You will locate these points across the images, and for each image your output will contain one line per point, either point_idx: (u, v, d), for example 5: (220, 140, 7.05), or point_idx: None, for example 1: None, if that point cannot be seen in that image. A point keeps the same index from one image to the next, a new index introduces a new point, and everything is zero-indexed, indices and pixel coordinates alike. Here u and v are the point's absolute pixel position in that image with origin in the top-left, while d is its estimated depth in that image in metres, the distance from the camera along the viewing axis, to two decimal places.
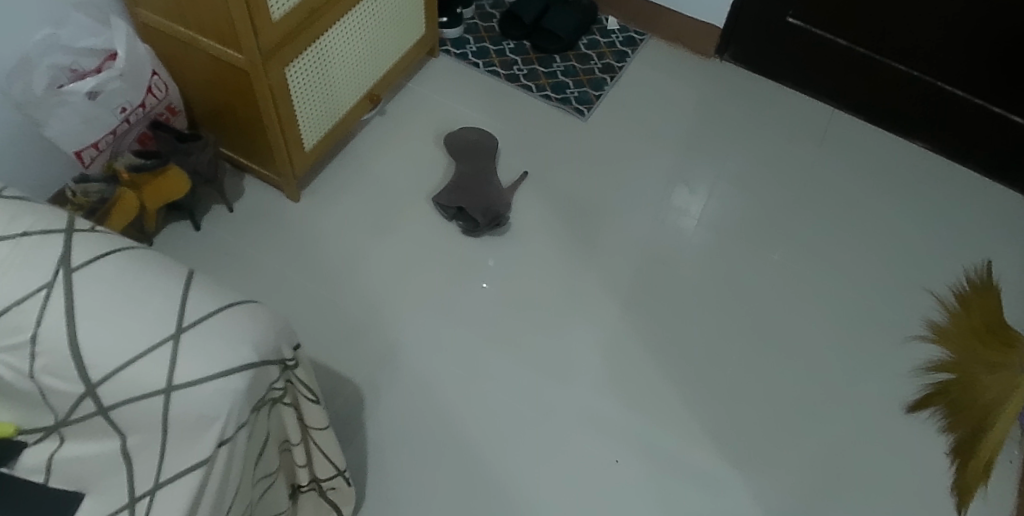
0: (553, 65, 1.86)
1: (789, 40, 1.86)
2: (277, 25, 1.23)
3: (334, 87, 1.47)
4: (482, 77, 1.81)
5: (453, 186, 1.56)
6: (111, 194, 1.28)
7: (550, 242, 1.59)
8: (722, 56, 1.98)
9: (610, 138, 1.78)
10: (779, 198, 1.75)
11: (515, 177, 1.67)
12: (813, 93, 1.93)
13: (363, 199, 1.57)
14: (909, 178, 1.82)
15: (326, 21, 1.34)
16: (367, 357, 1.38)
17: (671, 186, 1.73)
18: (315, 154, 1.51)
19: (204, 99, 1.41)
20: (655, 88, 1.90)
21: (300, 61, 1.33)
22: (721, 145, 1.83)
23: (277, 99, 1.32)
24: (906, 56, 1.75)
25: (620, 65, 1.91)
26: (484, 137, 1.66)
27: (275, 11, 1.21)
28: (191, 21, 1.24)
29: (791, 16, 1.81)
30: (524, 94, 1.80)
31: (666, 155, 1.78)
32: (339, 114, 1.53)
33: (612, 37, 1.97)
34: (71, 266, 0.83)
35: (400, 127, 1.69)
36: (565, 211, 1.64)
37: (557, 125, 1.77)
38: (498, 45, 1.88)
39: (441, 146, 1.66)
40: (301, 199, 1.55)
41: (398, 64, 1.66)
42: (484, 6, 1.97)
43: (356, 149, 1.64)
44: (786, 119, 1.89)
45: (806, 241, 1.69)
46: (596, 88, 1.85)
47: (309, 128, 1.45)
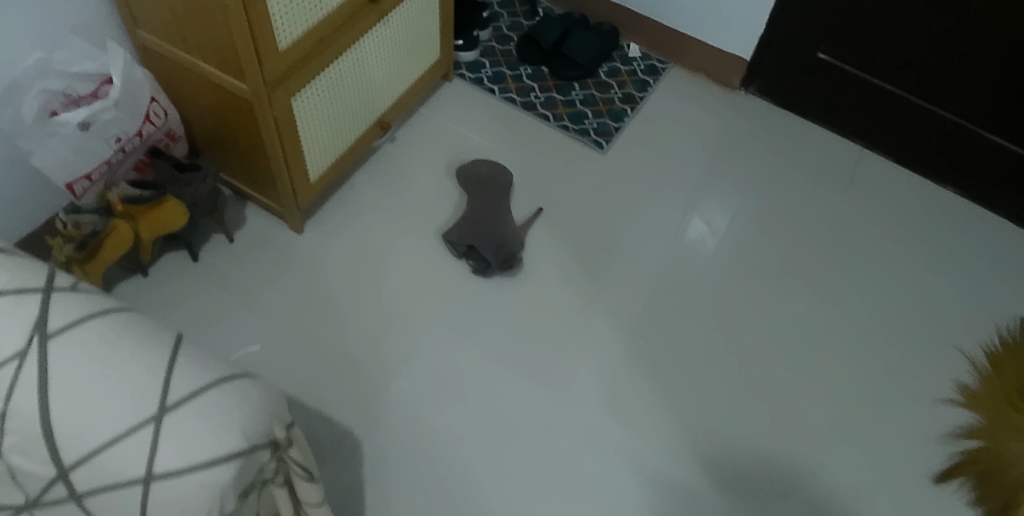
0: (572, 93, 1.78)
1: (820, 75, 1.77)
2: (283, 53, 1.15)
3: (342, 115, 1.39)
4: (498, 103, 1.73)
5: (463, 223, 1.49)
6: (103, 226, 1.21)
7: (564, 284, 1.51)
8: (747, 89, 1.90)
9: (630, 173, 1.70)
10: (804, 243, 1.67)
11: (529, 213, 1.59)
12: (842, 131, 1.85)
13: (369, 232, 1.49)
14: (939, 226, 1.73)
15: (335, 49, 1.26)
16: (366, 405, 1.30)
17: (693, 227, 1.65)
18: (322, 184, 1.44)
19: (207, 126, 1.34)
20: (678, 120, 1.81)
21: (307, 91, 1.26)
22: (745, 184, 1.74)
23: (281, 130, 1.24)
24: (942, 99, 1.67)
25: (641, 95, 1.82)
26: (497, 171, 1.57)
27: (281, 40, 1.13)
28: (193, 46, 1.17)
29: (821, 51, 1.73)
30: (540, 123, 1.72)
31: (687, 193, 1.70)
32: (347, 142, 1.45)
33: (634, 65, 1.89)
34: (46, 330, 0.76)
35: (410, 155, 1.61)
36: (580, 250, 1.56)
37: (573, 158, 1.68)
38: (515, 70, 1.80)
39: (453, 179, 1.58)
40: (305, 230, 1.48)
41: (409, 89, 1.58)
42: (501, 27, 1.88)
43: (364, 179, 1.56)
44: (813, 158, 1.81)
45: (831, 291, 1.61)
46: (615, 118, 1.76)
47: (315, 158, 1.38)
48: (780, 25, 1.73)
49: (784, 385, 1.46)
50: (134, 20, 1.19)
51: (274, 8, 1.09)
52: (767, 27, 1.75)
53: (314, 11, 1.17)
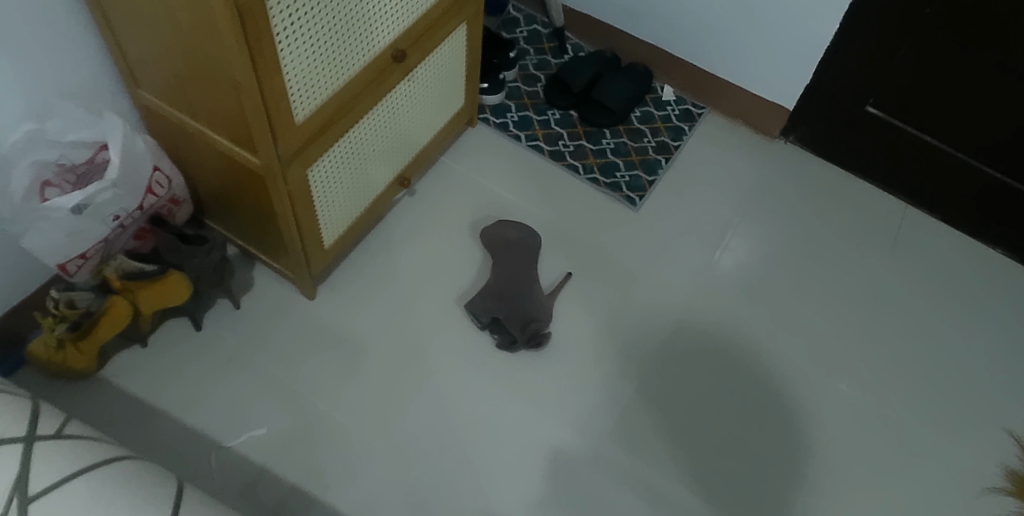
0: (603, 141, 1.67)
1: (867, 131, 1.62)
2: (301, 126, 1.04)
3: (358, 178, 1.28)
4: (523, 152, 1.62)
5: (487, 293, 1.38)
6: (98, 307, 1.12)
7: (593, 359, 1.39)
8: (787, 138, 1.76)
9: (662, 231, 1.58)
10: (851, 311, 1.54)
11: (558, 276, 1.47)
12: (885, 186, 1.71)
13: (386, 301, 1.39)
14: (990, 289, 1.59)
15: (355, 114, 1.15)
16: (372, 496, 1.19)
17: (730, 292, 1.52)
18: (335, 250, 1.33)
19: (213, 189, 1.23)
20: (714, 172, 1.69)
21: (323, 159, 1.15)
22: (785, 243, 1.62)
23: (295, 204, 1.13)
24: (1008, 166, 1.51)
25: (676, 143, 1.70)
26: (526, 236, 1.46)
27: (298, 112, 1.02)
28: (199, 114, 1.05)
29: (871, 104, 1.57)
30: (569, 175, 1.60)
31: (724, 253, 1.58)
32: (364, 204, 1.35)
33: (667, 110, 1.76)
34: (27, 493, 0.66)
35: (431, 211, 1.50)
36: (610, 321, 1.44)
37: (603, 215, 1.57)
38: (542, 114, 1.69)
39: (477, 242, 1.47)
40: (316, 296, 1.38)
41: (430, 143, 1.48)
42: (527, 65, 1.77)
43: (380, 239, 1.46)
44: (857, 212, 1.68)
45: (882, 366, 1.47)
46: (648, 171, 1.64)
47: (329, 225, 1.27)
48: (827, 77, 1.58)
49: (830, 476, 1.34)
50: (136, 80, 1.08)
51: (293, 81, 0.98)
52: (813, 78, 1.60)
53: (335, 78, 1.06)
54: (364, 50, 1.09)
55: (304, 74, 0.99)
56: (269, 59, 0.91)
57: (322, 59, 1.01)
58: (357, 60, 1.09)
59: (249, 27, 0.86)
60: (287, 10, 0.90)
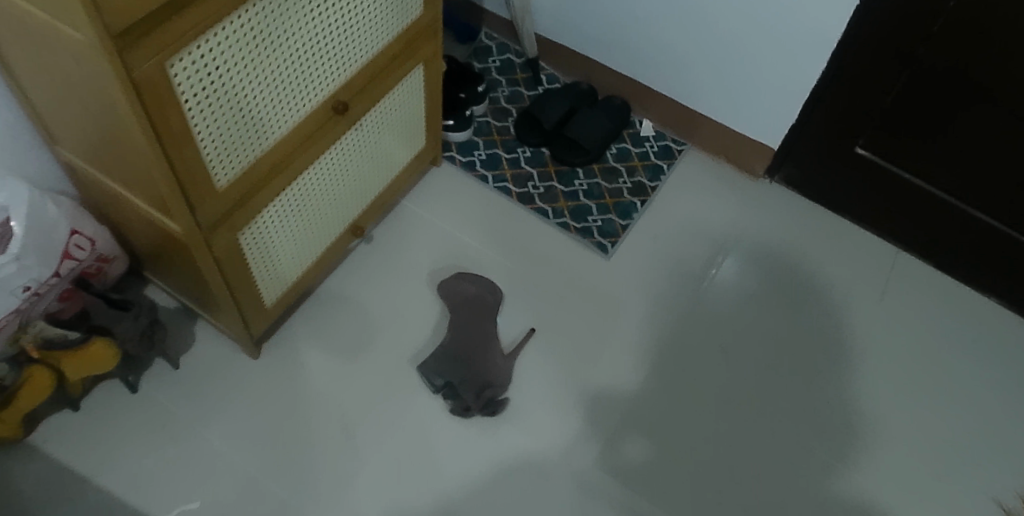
0: (575, 182, 1.58)
1: (857, 174, 1.51)
2: (224, 191, 0.96)
3: (302, 233, 1.20)
4: (490, 195, 1.54)
5: (443, 352, 1.30)
6: (16, 378, 1.06)
7: (552, 426, 1.28)
8: (773, 177, 1.65)
9: (634, 279, 1.47)
10: (839, 371, 1.40)
11: (520, 333, 1.38)
12: (877, 230, 1.59)
13: (335, 359, 1.31)
14: (989, 340, 1.46)
15: (291, 172, 1.07)
16: None
17: (705, 345, 1.41)
18: (279, 308, 1.25)
19: (146, 246, 1.16)
20: (694, 213, 1.58)
21: (257, 222, 1.07)
22: (766, 294, 1.49)
23: (224, 270, 1.06)
24: (1013, 217, 1.38)
25: (653, 184, 1.61)
26: (487, 291, 1.39)
27: (219, 180, 0.94)
28: (116, 178, 0.98)
29: (860, 145, 1.46)
30: (537, 220, 1.52)
31: (699, 304, 1.46)
32: (310, 258, 1.26)
33: (645, 146, 1.67)
34: None
35: (388, 261, 1.42)
36: (574, 382, 1.33)
37: (571, 264, 1.47)
38: (511, 152, 1.61)
39: (436, 296, 1.39)
40: (262, 353, 1.30)
41: (387, 188, 1.40)
42: (498, 98, 1.69)
43: (332, 290, 1.38)
44: (847, 255, 1.55)
45: (874, 430, 1.34)
46: (623, 215, 1.55)
47: (268, 284, 1.19)
48: (815, 116, 1.47)
49: None
50: (53, 138, 1.00)
51: (210, 147, 0.89)
52: (801, 116, 1.49)
53: (263, 138, 0.98)
54: (298, 107, 1.01)
55: (223, 139, 0.91)
56: (177, 130, 0.83)
57: (245, 121, 0.93)
58: (289, 117, 1.01)
59: (149, 99, 0.77)
60: (195, 76, 0.81)
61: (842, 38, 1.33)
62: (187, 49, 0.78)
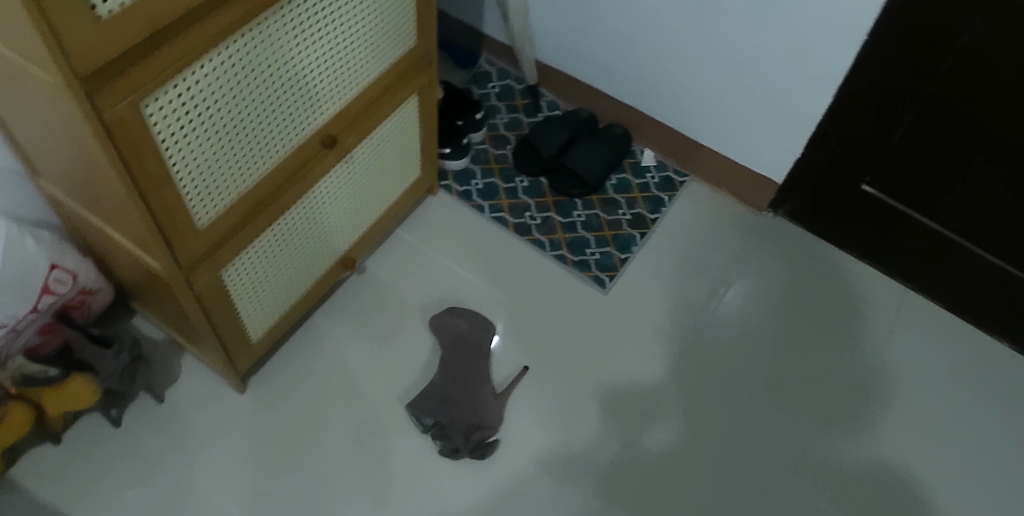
0: (573, 213, 1.55)
1: (862, 210, 1.47)
2: (205, 230, 0.93)
3: (290, 268, 1.18)
4: (486, 225, 1.51)
5: (433, 392, 1.27)
6: None
7: (544, 468, 1.24)
8: (776, 211, 1.61)
9: (632, 315, 1.43)
10: (844, 416, 1.35)
11: (514, 370, 1.34)
12: (883, 268, 1.54)
13: (322, 395, 1.28)
14: (999, 386, 1.40)
15: (278, 207, 1.05)
16: None
17: (704, 386, 1.37)
18: (266, 343, 1.23)
19: (131, 278, 1.14)
20: (695, 247, 1.54)
21: (242, 258, 1.05)
22: (767, 332, 1.44)
23: (206, 307, 1.03)
24: None
25: (653, 216, 1.57)
26: (478, 326, 1.35)
27: (200, 218, 0.92)
28: (96, 213, 0.96)
29: (866, 182, 1.43)
30: (534, 252, 1.49)
31: (697, 341, 1.42)
32: (299, 291, 1.24)
33: (646, 177, 1.63)
34: None
35: (380, 293, 1.39)
36: (566, 422, 1.29)
37: (567, 299, 1.44)
38: (509, 181, 1.58)
39: (427, 332, 1.36)
40: (248, 388, 1.27)
41: (380, 219, 1.37)
42: (497, 125, 1.67)
43: (322, 322, 1.35)
44: (853, 294, 1.51)
45: (878, 479, 1.29)
46: (621, 248, 1.51)
47: (254, 318, 1.16)
48: (819, 151, 1.43)
49: None
50: (35, 171, 0.99)
51: (189, 186, 0.87)
52: (805, 150, 1.46)
53: (247, 175, 0.96)
54: (283, 142, 0.99)
55: (203, 178, 0.89)
56: (153, 170, 0.80)
57: (227, 158, 0.90)
58: (275, 152, 0.98)
59: (122, 140, 0.74)
60: (172, 116, 0.79)
61: (847, 75, 1.29)
62: (162, 89, 0.76)
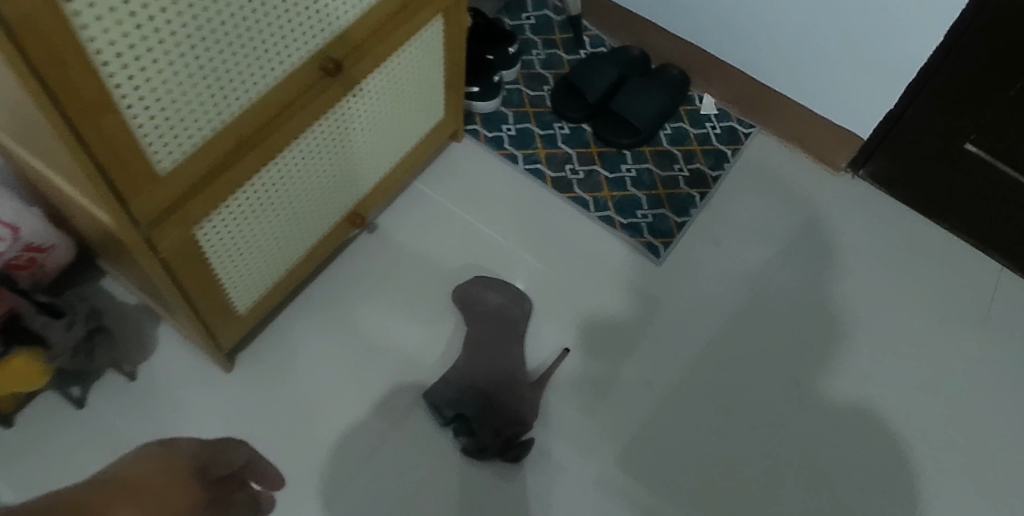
0: (621, 167, 1.32)
1: (967, 175, 1.22)
2: (168, 177, 0.72)
3: (286, 225, 0.97)
4: (521, 180, 1.29)
5: (457, 377, 1.08)
6: None
7: (587, 471, 1.05)
8: (857, 171, 1.36)
9: (689, 290, 1.21)
10: (940, 416, 1.13)
11: (551, 353, 1.13)
12: (980, 243, 1.29)
13: (324, 376, 1.07)
14: None
15: (267, 150, 0.83)
16: None
17: (774, 376, 1.15)
18: (256, 314, 1.03)
19: (91, 231, 0.93)
20: (762, 211, 1.31)
21: (222, 213, 0.83)
22: (850, 314, 1.21)
23: (176, 272, 0.82)
24: None
25: (714, 173, 1.34)
26: (512, 301, 1.15)
27: (161, 162, 0.70)
28: (31, 149, 0.74)
29: (971, 141, 1.17)
30: (575, 212, 1.26)
31: (766, 323, 1.20)
32: (297, 252, 1.03)
33: (706, 127, 1.40)
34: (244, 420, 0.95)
35: (394, 257, 1.18)
36: (611, 417, 1.09)
37: (614, 268, 1.22)
38: (546, 128, 1.35)
39: (450, 304, 1.15)
40: (235, 366, 1.07)
41: (395, 168, 1.15)
42: (532, 62, 1.43)
43: (326, 289, 1.14)
44: (950, 271, 1.27)
45: (979, 496, 1.08)
46: (678, 209, 1.28)
47: (240, 286, 0.95)
48: (922, 99, 1.18)
49: None
50: None
51: (143, 119, 0.65)
52: (898, 101, 1.21)
53: (224, 105, 0.74)
54: (272, 66, 0.76)
55: (162, 107, 0.67)
56: (87, 94, 0.59)
57: (194, 83, 0.68)
58: (261, 78, 0.76)
59: (35, 49, 0.52)
60: (111, 17, 0.57)
61: (966, 8, 1.03)
62: None
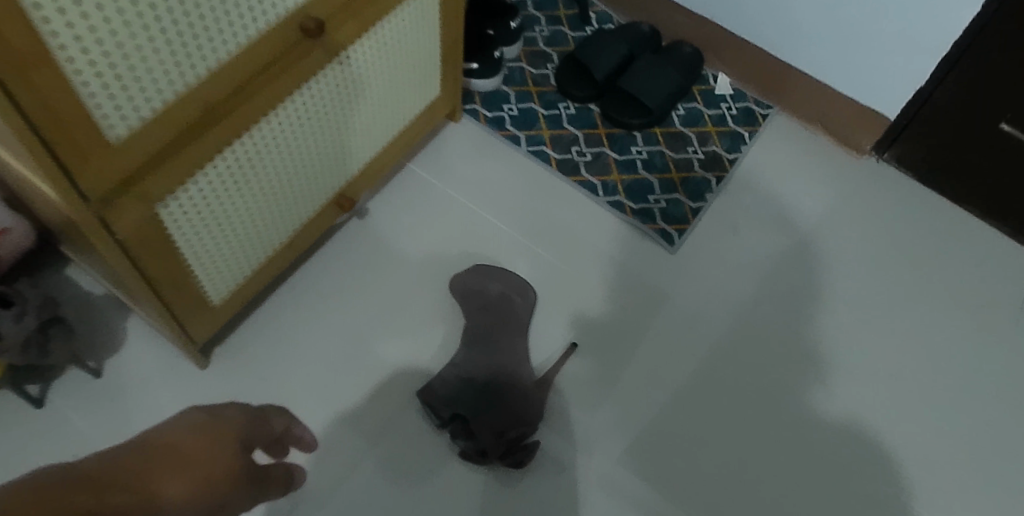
0: (632, 149, 1.23)
1: (1004, 160, 1.13)
2: (122, 147, 0.63)
3: (265, 208, 0.87)
4: (524, 162, 1.19)
5: (454, 375, 0.98)
6: None
7: (597, 477, 0.96)
8: (883, 154, 1.27)
9: (706, 280, 1.12)
10: (977, 416, 1.04)
11: (557, 348, 1.04)
12: (1016, 231, 1.20)
13: (309, 372, 0.98)
14: None
15: (239, 121, 0.74)
16: None
17: (798, 373, 1.06)
18: (233, 305, 0.94)
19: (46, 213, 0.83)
20: (783, 196, 1.22)
21: (190, 191, 0.74)
22: (878, 305, 1.13)
23: (137, 257, 0.73)
24: None
25: (731, 156, 1.25)
26: (514, 292, 1.06)
27: (113, 129, 0.61)
28: None
29: (1007, 121, 1.08)
30: (583, 197, 1.17)
31: (789, 316, 1.11)
32: (277, 238, 0.94)
33: (721, 108, 1.31)
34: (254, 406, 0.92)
35: (387, 244, 1.09)
36: (623, 419, 1.00)
37: (624, 257, 1.13)
38: (551, 108, 1.26)
39: (448, 295, 1.06)
40: (212, 362, 0.98)
41: (386, 149, 1.06)
42: (536, 39, 1.34)
43: (312, 279, 1.05)
44: (984, 260, 1.18)
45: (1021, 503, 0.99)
46: (693, 194, 1.19)
47: (214, 274, 0.86)
48: (951, 80, 1.09)
49: None
50: None
51: (88, 77, 0.56)
52: (928, 78, 1.12)
53: (188, 66, 0.64)
54: (244, 23, 0.67)
55: (111, 64, 0.57)
56: (17, 44, 0.49)
57: (150, 37, 0.59)
58: (232, 36, 0.66)
59: None
60: None
61: None
62: None
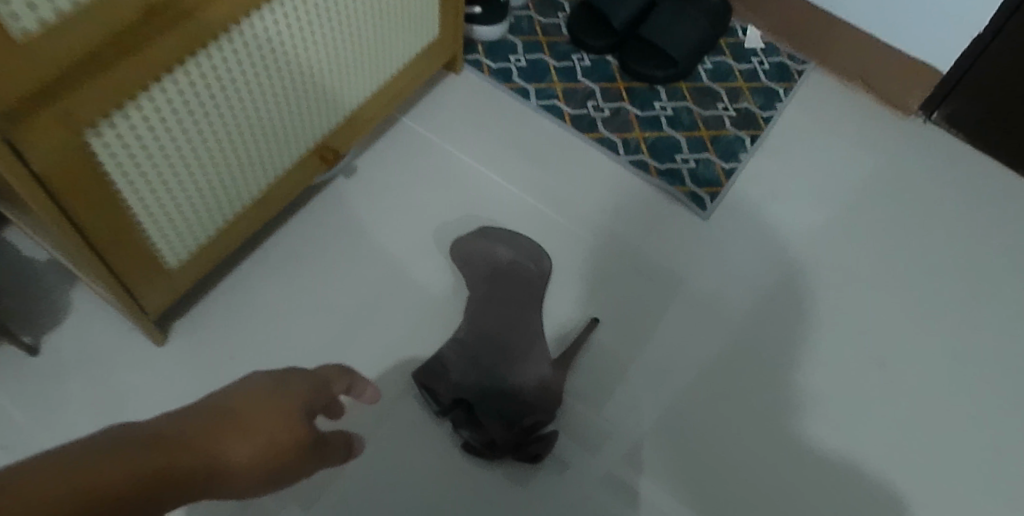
0: (654, 105, 1.09)
1: None
2: (34, 49, 0.48)
3: (230, 149, 0.73)
4: (535, 117, 1.06)
5: (458, 354, 0.84)
6: None
7: (619, 472, 0.82)
8: (932, 115, 1.13)
9: (740, 249, 0.99)
10: None
11: (573, 325, 0.91)
12: None
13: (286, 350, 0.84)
14: None
15: (193, 31, 0.59)
16: None
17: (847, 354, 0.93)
18: (194, 271, 0.80)
19: None
20: (823, 157, 1.08)
21: (130, 118, 0.59)
22: (935, 278, 0.99)
23: (63, 199, 0.59)
24: None
25: (766, 113, 1.11)
26: (527, 260, 0.92)
27: (19, 22, 0.46)
28: None
29: None
30: (602, 156, 1.04)
31: (836, 291, 0.97)
32: (246, 189, 0.79)
33: (752, 62, 1.17)
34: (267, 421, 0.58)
35: (378, 206, 0.95)
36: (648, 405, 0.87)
37: (649, 222, 0.99)
38: (563, 60, 1.12)
39: (450, 264, 0.92)
40: (171, 338, 0.84)
41: (377, 97, 0.92)
42: None
43: (290, 245, 0.91)
44: None
45: None
46: (725, 154, 1.06)
47: (167, 228, 0.72)
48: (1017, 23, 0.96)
49: None
50: None
51: None
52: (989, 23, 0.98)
53: None
54: None
55: None
56: None
57: None
58: None
59: None
60: None
61: None
62: None
